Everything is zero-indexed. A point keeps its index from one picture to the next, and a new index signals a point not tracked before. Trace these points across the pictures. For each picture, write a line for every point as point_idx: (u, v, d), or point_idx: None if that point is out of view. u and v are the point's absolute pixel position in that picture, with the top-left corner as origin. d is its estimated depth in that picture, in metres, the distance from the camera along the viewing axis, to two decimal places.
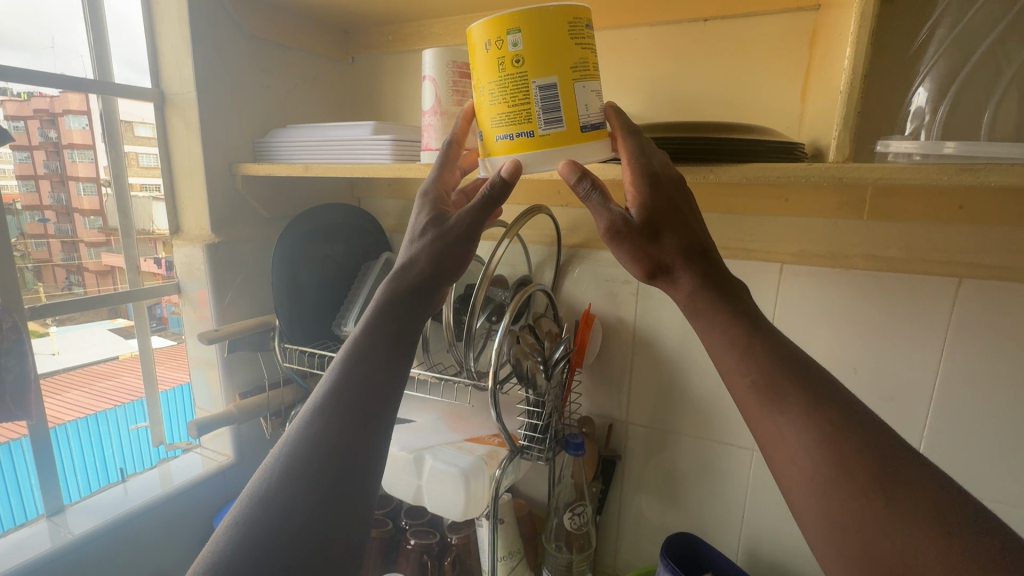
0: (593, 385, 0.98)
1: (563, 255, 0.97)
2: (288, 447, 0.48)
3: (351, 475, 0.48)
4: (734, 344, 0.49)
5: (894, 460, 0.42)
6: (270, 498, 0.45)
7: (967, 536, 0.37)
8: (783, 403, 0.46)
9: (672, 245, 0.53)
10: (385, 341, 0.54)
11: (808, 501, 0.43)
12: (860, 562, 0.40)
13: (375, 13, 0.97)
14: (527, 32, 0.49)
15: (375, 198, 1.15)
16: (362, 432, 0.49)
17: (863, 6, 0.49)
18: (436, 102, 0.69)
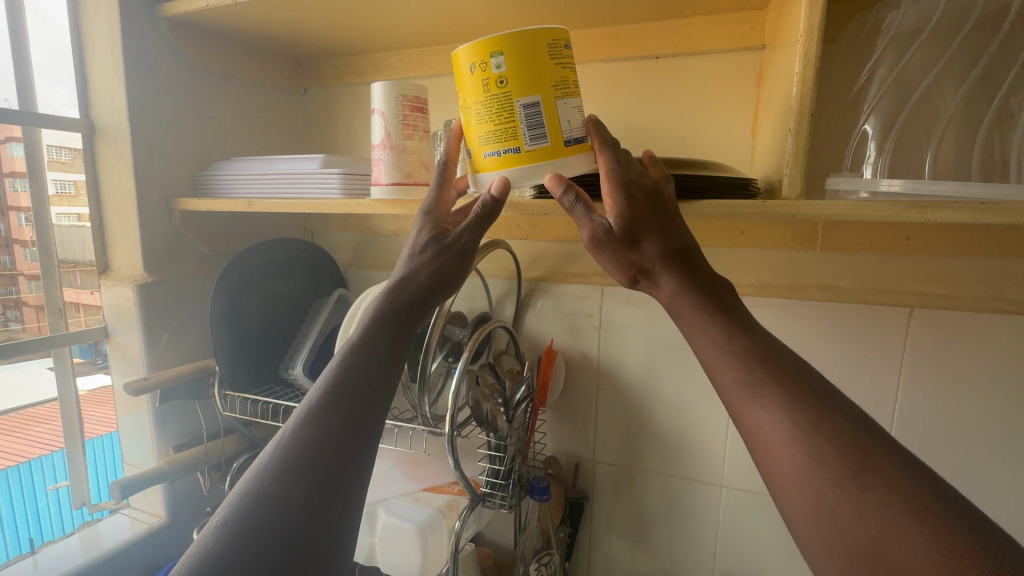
0: (558, 422, 0.95)
1: (524, 289, 0.95)
2: (277, 450, 0.48)
3: (343, 478, 0.48)
4: (714, 340, 0.49)
5: (875, 450, 0.40)
6: (258, 501, 0.45)
7: (946, 526, 0.36)
8: (762, 395, 0.45)
9: (653, 250, 0.51)
10: (379, 348, 0.55)
11: (788, 492, 0.42)
12: (839, 554, 0.39)
13: (327, 45, 0.95)
14: (510, 52, 0.48)
15: (329, 231, 1.11)
16: (356, 435, 0.50)
17: (806, 48, 0.50)
18: (385, 136, 0.66)
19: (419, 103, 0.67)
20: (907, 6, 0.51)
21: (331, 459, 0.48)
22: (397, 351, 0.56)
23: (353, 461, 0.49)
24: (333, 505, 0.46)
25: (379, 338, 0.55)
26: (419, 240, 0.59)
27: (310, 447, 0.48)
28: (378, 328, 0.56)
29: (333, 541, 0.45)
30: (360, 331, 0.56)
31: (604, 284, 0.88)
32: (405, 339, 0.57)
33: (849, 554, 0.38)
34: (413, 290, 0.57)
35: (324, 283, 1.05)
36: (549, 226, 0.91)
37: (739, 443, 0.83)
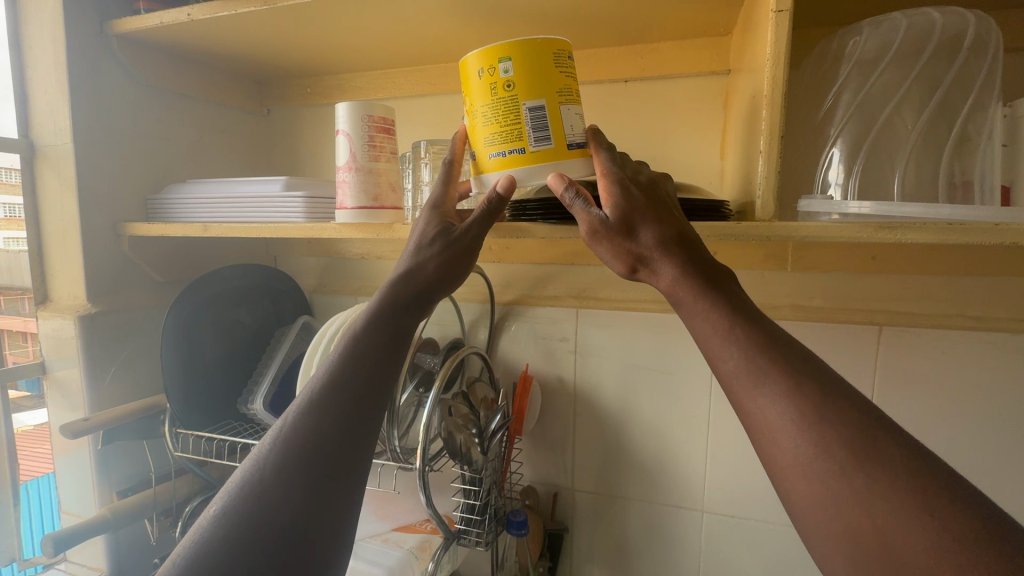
0: (535, 450, 0.91)
1: (497, 313, 0.92)
2: (267, 451, 0.46)
3: (340, 481, 0.46)
4: (715, 328, 0.46)
5: (882, 437, 0.38)
6: (247, 505, 0.43)
7: (956, 516, 0.33)
8: (765, 382, 0.43)
9: (649, 237, 0.49)
10: (377, 349, 0.53)
11: (791, 482, 0.40)
12: (845, 546, 0.37)
13: (290, 64, 0.92)
14: (518, 58, 0.50)
15: (293, 256, 1.06)
16: (353, 437, 0.48)
17: (773, 71, 0.50)
18: (350, 158, 0.63)
19: (387, 124, 0.65)
20: (867, 33, 0.51)
21: (326, 461, 0.46)
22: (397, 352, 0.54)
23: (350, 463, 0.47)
24: (330, 506, 0.44)
25: (377, 337, 0.53)
26: (423, 232, 0.56)
27: (303, 447, 0.46)
28: (376, 328, 0.53)
29: (329, 547, 0.43)
30: (355, 330, 0.53)
31: (579, 306, 0.87)
32: (403, 340, 0.55)
33: (855, 546, 0.36)
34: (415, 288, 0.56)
35: (288, 310, 1.00)
36: (522, 249, 0.90)
37: (719, 466, 0.82)
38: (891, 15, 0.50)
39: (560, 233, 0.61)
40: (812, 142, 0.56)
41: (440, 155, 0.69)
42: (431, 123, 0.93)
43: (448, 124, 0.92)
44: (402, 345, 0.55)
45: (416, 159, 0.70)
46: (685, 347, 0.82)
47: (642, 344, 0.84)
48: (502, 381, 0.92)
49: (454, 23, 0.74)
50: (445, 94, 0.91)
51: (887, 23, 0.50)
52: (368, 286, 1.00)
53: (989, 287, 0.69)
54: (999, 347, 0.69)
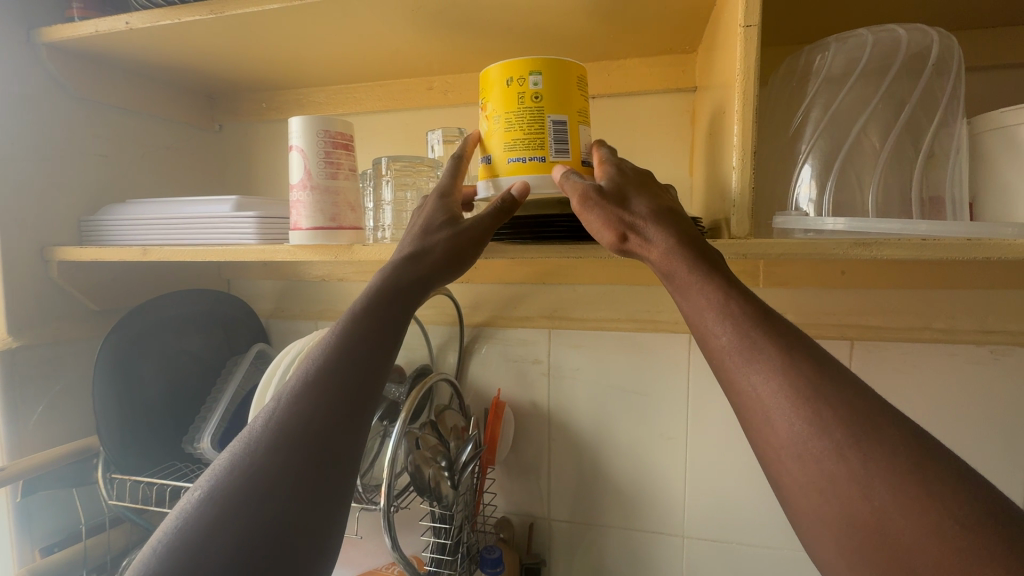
0: (508, 480, 0.87)
1: (467, 335, 0.88)
2: (238, 457, 0.42)
3: (324, 489, 0.42)
4: (709, 303, 0.43)
5: (878, 416, 0.37)
6: (215, 516, 0.39)
7: (953, 498, 0.33)
8: (760, 358, 0.40)
9: (642, 206, 0.48)
10: (366, 344, 0.48)
11: (784, 463, 0.38)
12: (840, 530, 0.35)
13: (244, 78, 0.88)
14: (548, 74, 0.52)
15: (247, 279, 0.99)
16: (337, 440, 0.43)
17: (744, 87, 0.49)
18: (305, 175, 0.59)
19: (347, 140, 0.61)
20: (834, 49, 0.52)
21: (306, 466, 0.42)
22: (387, 348, 0.49)
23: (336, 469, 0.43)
24: (310, 516, 0.41)
25: (362, 331, 0.48)
26: (429, 223, 0.55)
27: (279, 452, 0.42)
28: (361, 321, 0.49)
29: (310, 557, 0.40)
30: (339, 323, 0.49)
31: (551, 327, 0.84)
32: (395, 335, 0.50)
33: (850, 529, 0.35)
34: (415, 280, 0.52)
35: (241, 337, 0.93)
36: (491, 268, 0.86)
37: (697, 489, 0.79)
38: (857, 31, 0.51)
39: (530, 253, 0.58)
40: (782, 159, 0.56)
41: (402, 172, 0.66)
42: (394, 139, 0.90)
43: (412, 141, 0.89)
44: (395, 339, 0.50)
45: (377, 176, 0.66)
46: (661, 366, 0.80)
47: (617, 364, 0.81)
48: (473, 408, 0.88)
49: (416, 36, 0.71)
50: (409, 110, 0.88)
51: (853, 39, 0.51)
52: (329, 310, 0.95)
53: (953, 300, 0.70)
54: (964, 359, 0.70)
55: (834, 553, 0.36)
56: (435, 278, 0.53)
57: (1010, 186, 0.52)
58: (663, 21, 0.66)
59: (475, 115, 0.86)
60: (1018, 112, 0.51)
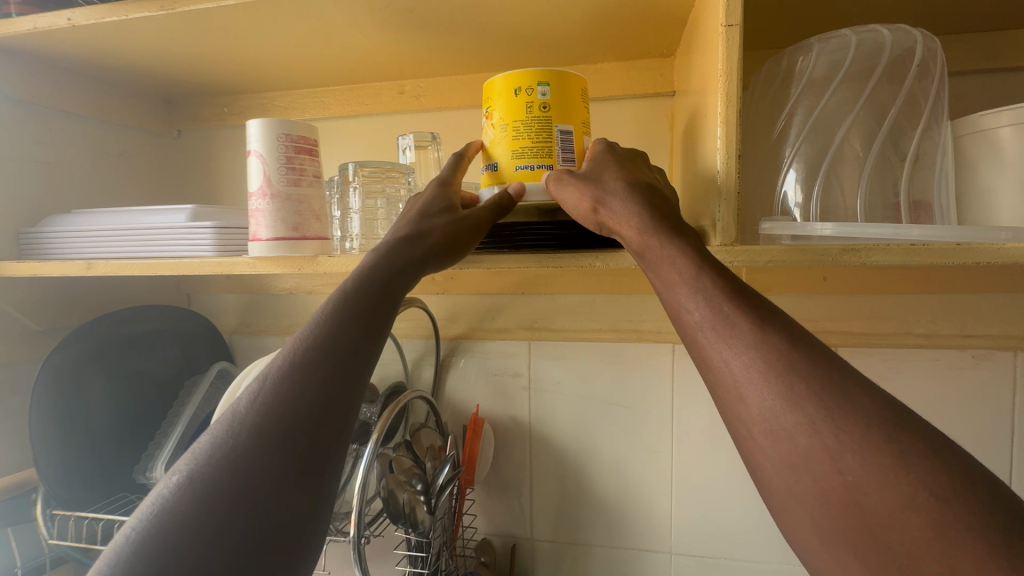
0: (488, 499, 0.83)
1: (444, 348, 0.85)
2: (199, 456, 0.41)
3: (286, 487, 0.40)
4: (682, 279, 0.43)
5: (852, 388, 0.36)
6: (171, 516, 0.37)
7: (926, 466, 0.32)
8: (734, 332, 0.39)
9: (614, 182, 0.49)
10: (336, 335, 0.46)
11: (758, 441, 0.37)
12: (816, 505, 0.34)
13: (202, 80, 0.83)
14: (557, 84, 0.52)
15: (209, 293, 0.94)
16: (302, 436, 0.41)
17: (727, 88, 0.47)
18: (265, 182, 0.55)
19: (311, 145, 0.57)
20: (818, 50, 0.50)
21: (269, 464, 0.40)
22: (359, 339, 0.47)
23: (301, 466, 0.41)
24: (275, 516, 0.39)
25: (333, 324, 0.47)
26: (428, 209, 0.54)
27: (241, 449, 0.40)
28: (334, 313, 0.47)
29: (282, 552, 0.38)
30: (314, 318, 0.48)
31: (531, 338, 0.81)
32: (372, 327, 0.48)
33: (826, 505, 0.34)
34: (395, 270, 0.51)
35: (202, 355, 0.87)
36: (467, 278, 0.83)
37: (684, 503, 0.77)
38: (840, 32, 0.50)
39: (509, 263, 0.55)
40: (766, 163, 0.54)
41: (371, 179, 0.62)
42: (364, 145, 0.86)
43: (383, 147, 0.85)
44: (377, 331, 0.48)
45: (344, 183, 0.62)
46: (644, 377, 0.77)
47: (600, 375, 0.79)
48: (451, 424, 0.84)
49: (385, 36, 0.68)
50: (380, 115, 0.85)
51: (836, 39, 0.50)
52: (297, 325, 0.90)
53: (934, 304, 0.69)
54: (946, 364, 0.69)
55: (811, 533, 0.35)
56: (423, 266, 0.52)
57: (991, 190, 0.51)
58: (641, 24, 0.64)
59: (449, 120, 0.83)
60: (997, 115, 0.51)
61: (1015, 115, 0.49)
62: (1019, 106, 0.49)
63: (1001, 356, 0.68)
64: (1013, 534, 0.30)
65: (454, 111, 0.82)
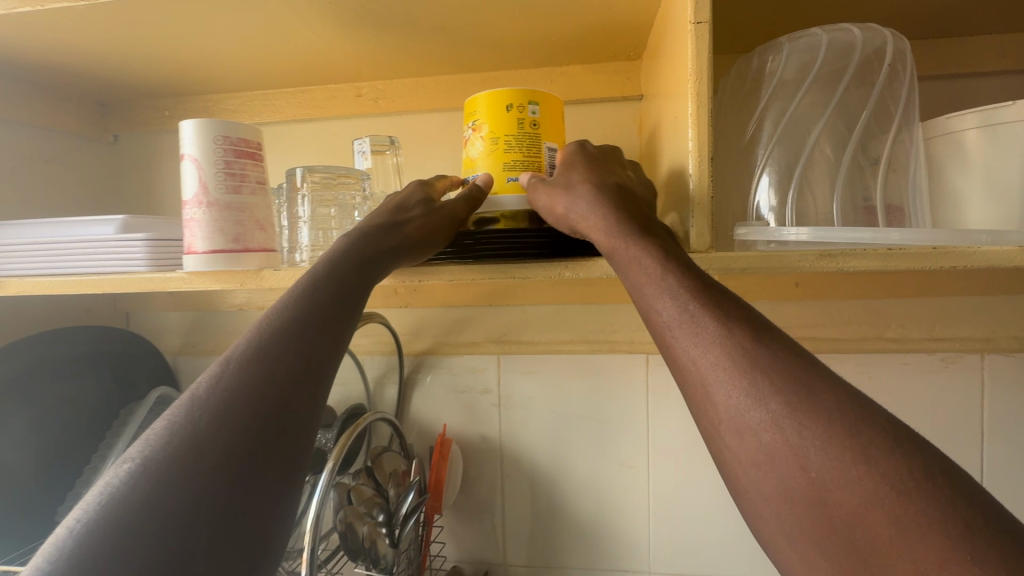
0: (458, 524, 0.78)
1: (408, 365, 0.80)
2: (139, 461, 0.34)
3: (246, 499, 0.34)
4: (647, 277, 0.41)
5: (815, 381, 0.34)
6: (107, 531, 0.30)
7: (890, 462, 0.30)
8: (696, 327, 0.37)
9: (583, 182, 0.48)
10: (290, 334, 0.41)
11: (724, 440, 0.35)
12: (783, 504, 0.32)
13: (139, 80, 0.77)
14: (545, 105, 0.55)
15: (151, 311, 0.86)
16: (258, 442, 0.36)
17: (698, 88, 0.45)
18: (201, 189, 0.50)
19: (254, 148, 0.52)
20: (788, 50, 0.49)
21: (226, 471, 0.34)
22: (313, 338, 0.41)
23: (261, 475, 0.35)
24: (228, 527, 0.33)
25: (289, 323, 0.41)
26: (404, 202, 0.53)
27: (185, 455, 0.34)
28: (286, 312, 0.42)
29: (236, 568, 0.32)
30: (264, 318, 0.42)
31: (500, 352, 0.77)
32: (333, 329, 0.43)
33: (791, 504, 0.32)
34: (355, 268, 0.47)
35: (142, 380, 0.80)
36: (432, 290, 0.78)
37: (661, 519, 0.74)
38: (810, 31, 0.48)
39: (473, 275, 0.52)
40: (737, 168, 0.52)
41: (321, 186, 0.58)
42: (319, 151, 0.81)
43: (340, 152, 0.81)
44: (339, 337, 0.44)
45: (292, 190, 0.57)
46: (617, 389, 0.75)
47: (572, 389, 0.76)
48: (416, 446, 0.79)
49: (338, 34, 0.64)
50: (336, 119, 0.80)
51: (806, 38, 0.48)
52: None
53: (903, 309, 0.69)
54: (916, 368, 0.69)
55: (776, 531, 0.33)
56: (391, 259, 0.48)
57: (958, 193, 0.51)
58: (606, 25, 0.62)
59: (410, 124, 0.79)
60: (961, 118, 0.50)
61: (979, 118, 0.49)
62: (983, 108, 0.48)
63: (968, 358, 0.68)
64: (976, 529, 0.28)
65: (415, 115, 0.78)
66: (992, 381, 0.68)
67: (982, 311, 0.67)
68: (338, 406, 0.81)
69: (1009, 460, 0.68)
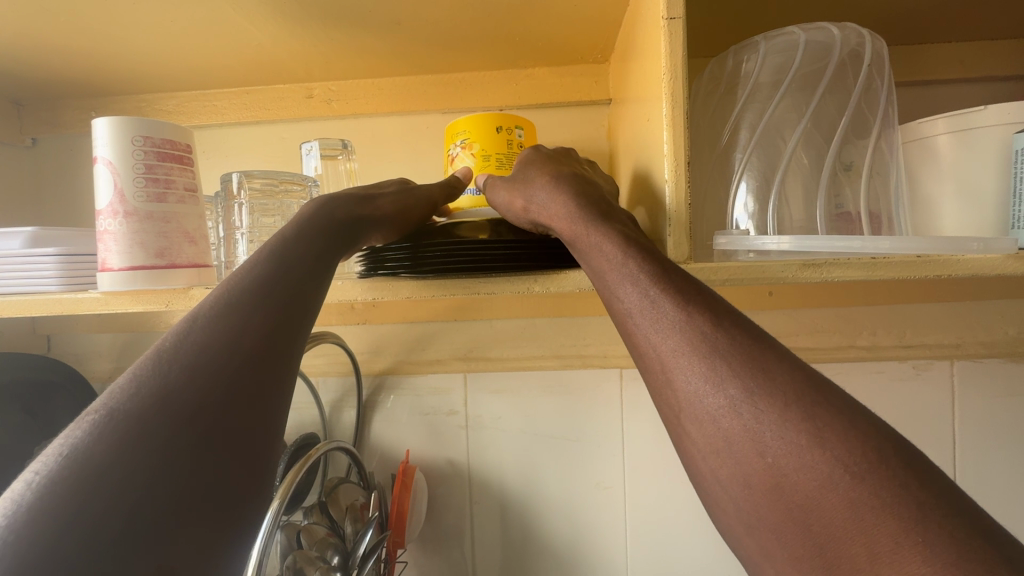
0: (423, 557, 0.73)
1: (366, 387, 0.74)
2: (105, 417, 0.27)
3: (205, 493, 0.27)
4: (609, 263, 0.38)
5: (773, 363, 0.30)
6: (59, 500, 0.24)
7: (847, 443, 0.27)
8: (657, 312, 0.34)
9: (541, 175, 0.46)
10: (243, 313, 0.33)
11: (684, 428, 0.32)
12: (740, 493, 0.29)
13: (61, 77, 0.69)
14: (527, 129, 0.57)
15: (77, 334, 0.78)
16: (218, 415, 0.29)
17: (674, 86, 0.42)
18: (117, 197, 0.43)
19: (183, 151, 0.46)
20: (764, 48, 0.47)
21: (197, 441, 0.28)
22: (286, 308, 0.35)
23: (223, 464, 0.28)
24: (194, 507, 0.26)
25: (258, 284, 0.35)
26: (377, 183, 0.52)
27: (150, 413, 0.27)
28: (257, 272, 0.36)
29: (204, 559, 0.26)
30: (235, 273, 0.36)
31: (467, 370, 0.73)
32: (303, 300, 0.37)
33: (748, 490, 0.29)
34: (324, 235, 0.42)
35: (63, 411, 0.71)
36: (392, 305, 0.73)
37: (638, 541, 0.71)
38: (787, 29, 0.47)
39: (430, 291, 0.46)
40: (714, 175, 0.50)
41: (262, 194, 0.52)
42: (267, 156, 0.75)
43: (290, 158, 0.75)
44: (303, 317, 0.37)
45: (228, 198, 0.52)
46: (592, 406, 0.71)
47: (543, 407, 0.71)
48: (378, 474, 0.73)
49: (283, 28, 0.58)
50: (286, 121, 0.74)
51: (782, 37, 0.47)
52: None
53: (874, 316, 0.68)
54: (889, 376, 0.68)
55: (735, 519, 0.30)
56: (361, 230, 0.46)
57: (933, 200, 0.50)
58: (575, 24, 0.59)
59: (366, 128, 0.74)
60: (934, 123, 0.49)
61: (952, 122, 0.48)
62: (956, 113, 0.47)
63: (939, 365, 0.68)
64: (928, 509, 0.24)
65: (372, 119, 0.73)
66: (962, 387, 0.68)
67: (949, 317, 0.68)
68: (290, 433, 0.75)
69: (980, 466, 0.68)
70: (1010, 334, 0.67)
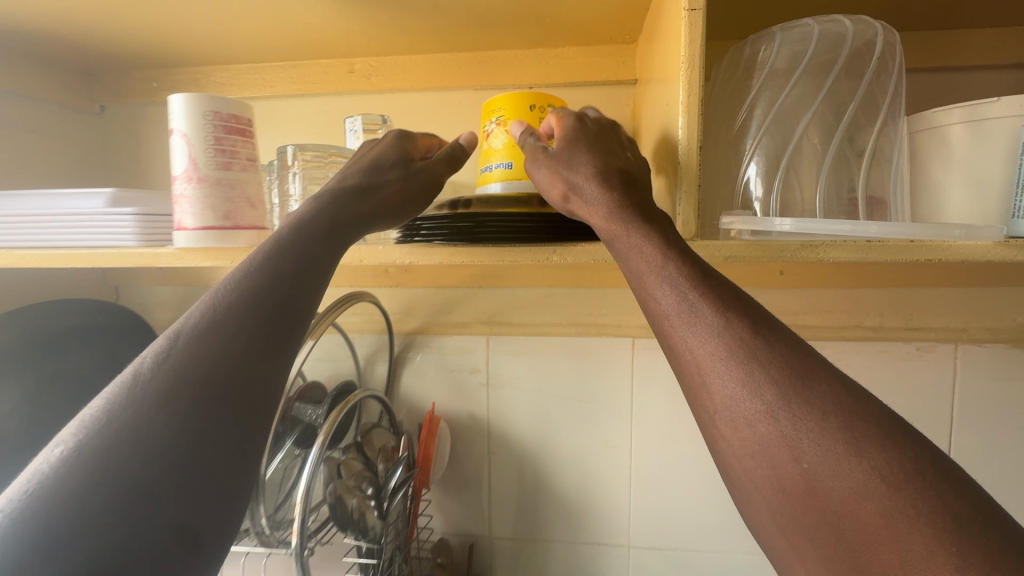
0: (445, 498, 0.81)
1: (398, 344, 0.81)
2: (80, 438, 0.32)
3: (203, 479, 0.33)
4: (647, 264, 0.42)
5: (812, 374, 0.35)
6: (60, 498, 0.30)
7: (884, 454, 0.31)
8: (696, 317, 0.38)
9: (584, 162, 0.48)
10: (223, 328, 0.38)
11: (719, 429, 0.37)
12: (774, 493, 0.33)
13: (128, 51, 0.75)
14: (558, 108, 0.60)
15: (141, 286, 0.86)
16: (202, 416, 0.34)
17: (689, 74, 0.46)
18: (191, 164, 0.49)
19: (245, 125, 0.52)
20: (780, 39, 0.49)
21: (181, 450, 0.33)
22: (273, 313, 0.40)
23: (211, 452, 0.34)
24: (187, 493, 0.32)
25: (247, 296, 0.40)
26: (380, 159, 0.53)
27: (122, 427, 0.32)
28: (243, 283, 0.41)
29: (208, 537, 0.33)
30: (221, 286, 0.41)
31: (489, 333, 0.78)
32: (293, 306, 0.41)
33: (781, 492, 0.33)
34: (322, 236, 0.45)
35: (132, 354, 0.80)
36: (424, 270, 0.79)
37: (642, 495, 0.77)
38: (803, 21, 0.49)
39: (460, 256, 0.50)
40: (726, 157, 0.53)
41: (312, 164, 0.58)
42: (311, 128, 0.80)
43: (332, 130, 0.80)
44: (298, 318, 0.42)
45: (282, 168, 0.58)
46: (604, 371, 0.76)
47: (559, 370, 0.77)
48: (406, 423, 0.81)
49: (331, 10, 0.63)
50: (328, 95, 0.79)
51: (798, 29, 0.49)
52: None
53: (885, 298, 0.71)
54: (892, 356, 0.71)
55: (767, 517, 0.34)
56: (364, 225, 0.49)
57: (941, 188, 0.52)
58: (603, 7, 0.62)
59: (403, 103, 0.78)
60: (949, 112, 0.51)
61: (965, 113, 0.49)
62: (970, 103, 0.49)
63: (943, 348, 0.70)
64: (963, 520, 0.28)
65: (408, 94, 0.78)
66: (963, 370, 0.70)
67: (958, 302, 0.69)
68: (329, 382, 0.83)
69: (975, 446, 0.71)
70: (1019, 321, 0.69)
